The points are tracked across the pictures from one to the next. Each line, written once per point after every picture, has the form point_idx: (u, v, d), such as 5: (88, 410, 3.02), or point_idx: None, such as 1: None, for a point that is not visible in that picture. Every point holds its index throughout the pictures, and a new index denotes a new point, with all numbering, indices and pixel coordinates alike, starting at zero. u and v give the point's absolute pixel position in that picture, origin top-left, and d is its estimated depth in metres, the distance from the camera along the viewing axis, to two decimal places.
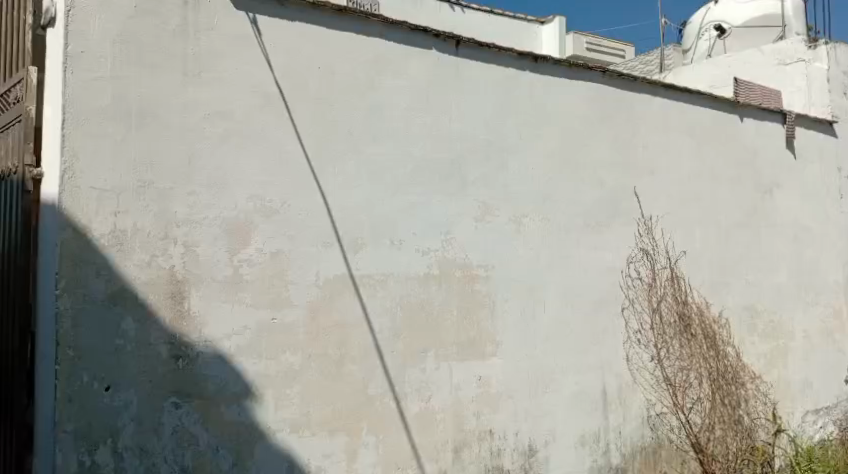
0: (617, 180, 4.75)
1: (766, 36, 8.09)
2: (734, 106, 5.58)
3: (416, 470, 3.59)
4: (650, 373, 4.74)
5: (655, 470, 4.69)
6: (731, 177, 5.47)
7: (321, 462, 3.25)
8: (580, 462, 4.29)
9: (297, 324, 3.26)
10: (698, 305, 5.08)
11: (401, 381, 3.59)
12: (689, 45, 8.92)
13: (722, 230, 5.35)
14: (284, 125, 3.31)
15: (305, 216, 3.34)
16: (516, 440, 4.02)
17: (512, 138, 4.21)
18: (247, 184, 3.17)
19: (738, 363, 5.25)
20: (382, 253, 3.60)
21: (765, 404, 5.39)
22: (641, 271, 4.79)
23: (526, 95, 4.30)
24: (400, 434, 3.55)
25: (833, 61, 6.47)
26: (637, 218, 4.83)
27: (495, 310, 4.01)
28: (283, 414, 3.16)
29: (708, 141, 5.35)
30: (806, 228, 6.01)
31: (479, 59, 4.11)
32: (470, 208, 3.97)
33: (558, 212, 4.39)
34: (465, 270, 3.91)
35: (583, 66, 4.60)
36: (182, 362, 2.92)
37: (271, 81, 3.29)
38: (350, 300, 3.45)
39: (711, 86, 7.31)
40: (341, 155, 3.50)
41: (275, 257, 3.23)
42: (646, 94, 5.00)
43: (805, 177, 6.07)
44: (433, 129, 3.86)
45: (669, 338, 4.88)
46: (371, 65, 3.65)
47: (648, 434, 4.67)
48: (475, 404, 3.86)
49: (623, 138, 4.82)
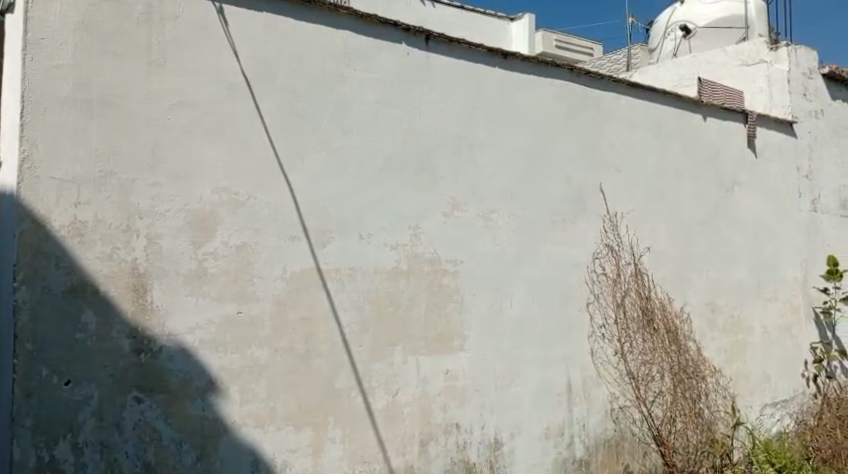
0: (584, 176, 4.81)
1: (730, 37, 8.26)
2: (699, 105, 5.69)
3: (382, 463, 3.59)
4: (613, 367, 4.83)
5: (617, 463, 4.79)
6: (695, 175, 5.59)
7: (287, 456, 3.24)
8: (545, 455, 4.35)
9: (263, 317, 3.23)
10: (661, 301, 5.17)
11: (368, 375, 3.58)
12: (655, 45, 9.07)
13: (685, 227, 5.46)
14: (251, 117, 3.28)
15: (272, 210, 3.31)
16: (483, 433, 4.05)
17: (480, 133, 4.23)
18: (212, 176, 3.13)
19: (699, 357, 5.35)
20: (350, 246, 3.59)
21: (724, 397, 5.53)
22: (606, 266, 4.86)
23: (494, 91, 4.33)
24: (367, 429, 3.55)
25: (794, 62, 6.66)
26: (602, 214, 4.90)
27: (463, 304, 4.03)
28: (248, 408, 3.14)
29: (673, 140, 5.46)
30: (766, 226, 6.17)
31: (448, 54, 4.12)
32: (438, 202, 3.98)
33: (526, 208, 4.43)
34: (433, 265, 3.92)
35: (552, 63, 4.65)
36: (144, 356, 2.88)
37: (238, 72, 3.26)
38: (317, 293, 3.43)
39: (675, 86, 7.50)
40: (310, 148, 3.48)
41: (241, 250, 3.20)
42: (613, 92, 5.07)
43: (766, 176, 6.22)
44: (403, 123, 3.86)
45: (632, 333, 4.96)
46: (341, 58, 3.63)
47: (610, 427, 4.77)
48: (442, 398, 3.88)
49: (591, 136, 4.88)
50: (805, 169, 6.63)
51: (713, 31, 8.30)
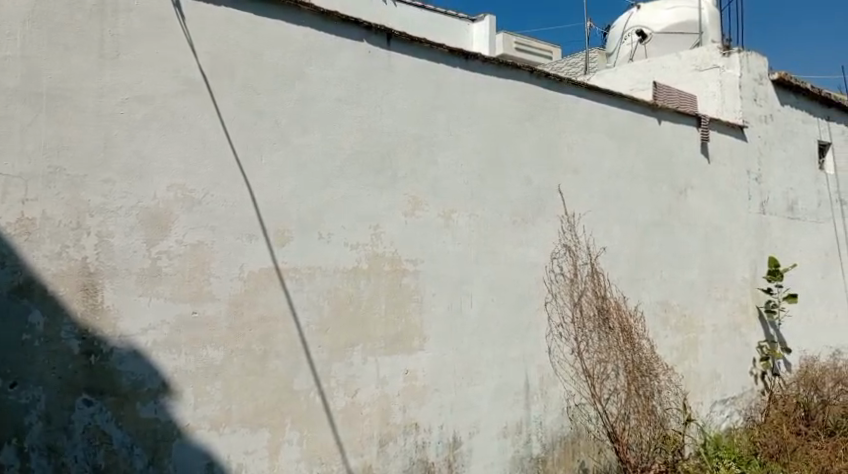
0: (542, 178, 4.88)
1: (684, 43, 8.47)
2: (654, 109, 5.82)
3: (341, 465, 3.57)
4: (570, 365, 4.91)
5: (573, 460, 4.88)
6: (649, 178, 5.72)
7: (243, 459, 3.19)
8: (503, 453, 4.39)
9: (219, 317, 3.17)
10: (616, 300, 5.27)
11: (327, 375, 3.56)
12: (612, 49, 9.25)
13: (640, 228, 5.59)
14: (208, 113, 3.21)
15: (229, 208, 3.26)
16: (442, 432, 4.07)
17: (441, 133, 4.24)
18: (167, 173, 3.06)
19: (653, 355, 5.46)
20: (310, 246, 3.56)
21: (677, 394, 5.68)
22: (563, 266, 4.94)
23: (455, 91, 4.34)
24: (325, 431, 3.52)
25: (745, 67, 6.90)
26: (560, 215, 4.97)
27: (423, 304, 4.04)
28: (203, 411, 3.08)
29: (629, 143, 5.57)
30: (718, 227, 6.36)
31: (410, 53, 4.12)
32: (399, 202, 3.98)
33: (487, 208, 4.47)
34: (393, 264, 3.91)
35: (512, 65, 4.69)
36: (94, 358, 2.80)
37: (195, 67, 3.19)
38: (275, 293, 3.39)
39: (631, 89, 7.72)
40: (269, 146, 3.43)
41: (197, 249, 3.13)
42: (572, 94, 5.15)
43: (717, 179, 6.41)
44: (363, 122, 3.84)
45: (588, 332, 5.05)
46: (300, 55, 3.59)
47: (567, 424, 4.85)
48: (401, 398, 3.88)
49: (549, 137, 4.95)
50: (755, 172, 6.85)
51: (668, 36, 8.51)
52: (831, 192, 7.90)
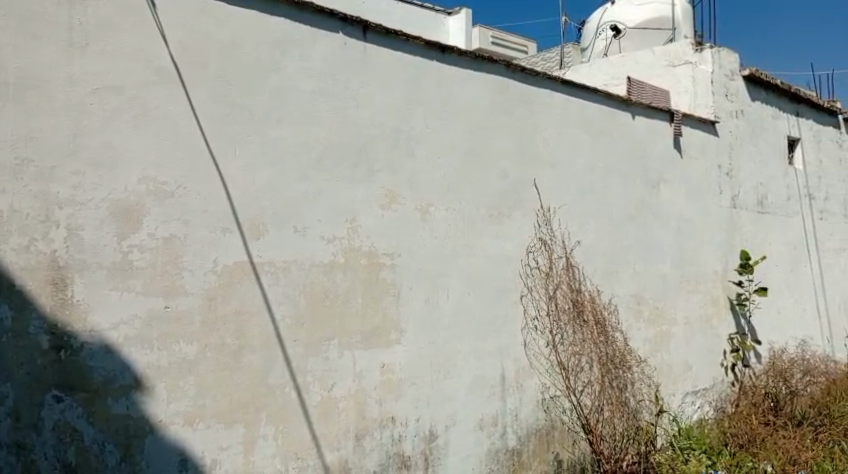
0: (518, 172, 4.90)
1: (658, 39, 8.57)
2: (628, 104, 5.88)
3: (316, 459, 3.56)
4: (545, 357, 4.96)
5: (547, 451, 4.92)
6: (623, 172, 5.78)
7: (216, 455, 3.16)
8: (478, 446, 4.42)
9: (192, 312, 3.13)
10: (590, 293, 5.33)
11: (302, 370, 3.53)
12: (587, 44, 9.33)
13: (614, 221, 5.65)
14: (181, 104, 3.16)
15: (202, 201, 3.21)
16: (418, 425, 4.08)
17: (417, 127, 4.22)
18: (139, 165, 3.00)
19: (626, 348, 5.54)
20: (285, 239, 3.52)
21: (649, 386, 5.78)
22: (539, 260, 4.97)
23: (431, 84, 4.33)
24: (301, 425, 3.50)
25: (717, 63, 7.00)
26: (536, 208, 5.00)
27: (399, 297, 4.03)
28: (175, 406, 3.04)
29: (603, 137, 5.62)
30: (690, 222, 6.45)
31: (386, 46, 4.09)
32: (375, 195, 3.95)
33: (463, 202, 4.47)
34: (369, 258, 3.90)
35: (488, 58, 4.69)
36: (64, 353, 2.75)
37: (167, 57, 3.13)
38: (249, 287, 3.35)
39: (605, 84, 7.82)
40: (243, 139, 3.38)
41: (169, 243, 3.08)
42: (547, 89, 5.17)
43: (690, 173, 6.51)
44: (339, 114, 3.81)
45: (563, 324, 5.08)
46: (276, 46, 3.54)
47: (542, 416, 4.90)
48: (377, 392, 3.87)
49: (525, 131, 4.97)
50: (726, 167, 6.96)
51: (642, 31, 8.60)
52: (800, 187, 8.06)
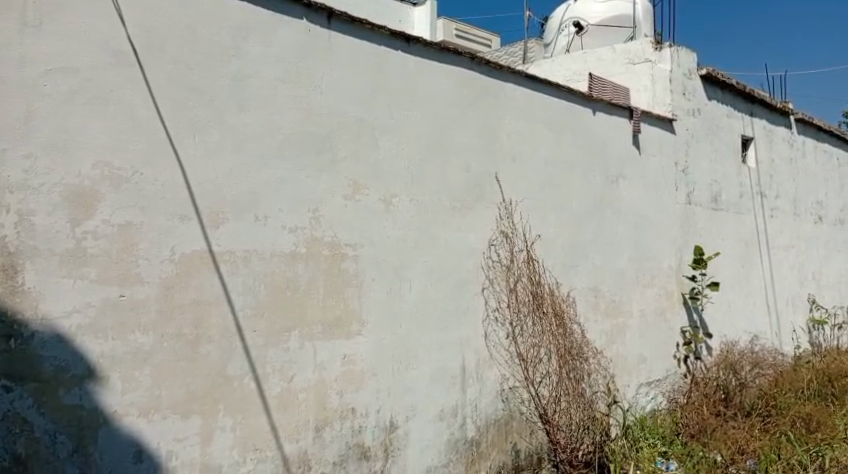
0: (481, 165, 4.93)
1: (619, 37, 8.71)
2: (589, 100, 5.97)
3: (275, 451, 3.53)
4: (505, 349, 5.02)
5: (506, 441, 4.99)
6: (584, 167, 5.88)
7: (173, 447, 3.10)
8: (438, 436, 4.45)
9: (148, 301, 3.05)
10: (550, 286, 5.41)
11: (262, 361, 3.49)
12: (550, 40, 9.44)
13: (574, 215, 5.74)
14: (138, 88, 3.07)
15: (160, 188, 3.13)
16: (379, 416, 4.08)
17: (382, 117, 4.20)
18: (94, 149, 2.91)
19: (583, 340, 5.65)
20: (245, 228, 3.46)
21: (604, 377, 5.92)
22: (500, 253, 5.03)
23: (396, 75, 4.31)
24: (260, 417, 3.46)
25: (676, 62, 7.17)
26: (498, 202, 5.04)
27: (362, 288, 4.02)
28: (130, 397, 2.97)
29: (565, 133, 5.70)
30: (647, 217, 6.61)
31: (350, 35, 4.05)
32: (339, 185, 3.92)
33: (427, 194, 4.48)
34: (332, 249, 3.87)
35: (453, 50, 4.70)
36: (14, 342, 2.66)
37: (124, 39, 3.04)
38: (208, 277, 3.29)
39: (567, 80, 7.92)
40: (203, 125, 3.31)
41: (125, 230, 3.00)
42: (511, 82, 5.21)
43: (648, 170, 6.66)
44: (303, 102, 3.76)
45: (523, 316, 5.16)
46: (238, 31, 3.47)
47: (501, 407, 4.96)
48: (338, 383, 3.86)
49: (489, 124, 5.00)
50: (682, 165, 7.14)
51: (603, 29, 8.74)
52: (752, 185, 8.33)
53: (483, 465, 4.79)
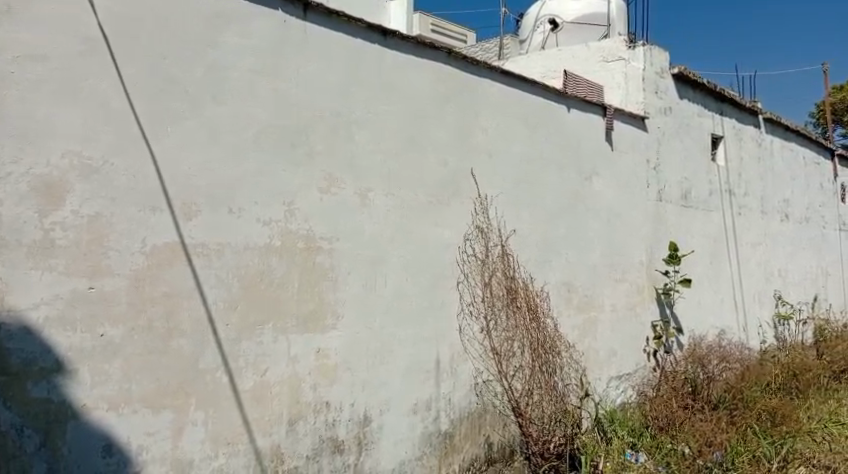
0: (457, 159, 4.94)
1: (593, 34, 8.80)
2: (563, 97, 6.03)
3: (247, 445, 3.50)
4: (478, 343, 5.05)
5: (479, 434, 5.03)
6: (558, 163, 5.93)
7: (143, 441, 3.06)
8: (412, 430, 4.46)
9: (118, 294, 3.00)
10: (524, 281, 5.45)
11: (235, 354, 3.46)
12: (525, 36, 9.48)
13: (548, 211, 5.79)
14: (109, 76, 3.01)
15: (131, 178, 3.07)
16: (352, 410, 4.07)
17: (358, 111, 4.19)
18: (63, 139, 2.85)
19: (556, 334, 5.70)
20: (218, 220, 3.42)
21: (576, 370, 6.00)
22: (475, 247, 5.05)
23: (373, 68, 4.29)
24: (232, 412, 3.43)
25: (648, 61, 7.27)
26: (473, 197, 5.06)
27: (337, 283, 4.01)
28: (100, 391, 2.92)
29: (540, 129, 5.75)
30: (619, 214, 6.70)
31: (327, 27, 4.02)
32: (314, 179, 3.90)
33: (403, 188, 4.48)
34: (306, 242, 3.85)
35: (430, 44, 4.70)
36: None
37: (95, 27, 2.98)
38: (180, 270, 3.24)
39: (543, 77, 7.99)
40: (176, 115, 3.25)
41: (95, 221, 2.94)
42: (487, 78, 5.23)
43: (620, 167, 6.75)
44: (278, 94, 3.72)
45: (497, 310, 5.20)
46: (213, 21, 3.42)
47: (474, 400, 4.99)
48: (311, 377, 3.84)
49: (465, 119, 5.01)
50: (654, 162, 7.25)
51: (578, 27, 8.82)
52: (721, 183, 8.51)
53: (456, 459, 4.82)
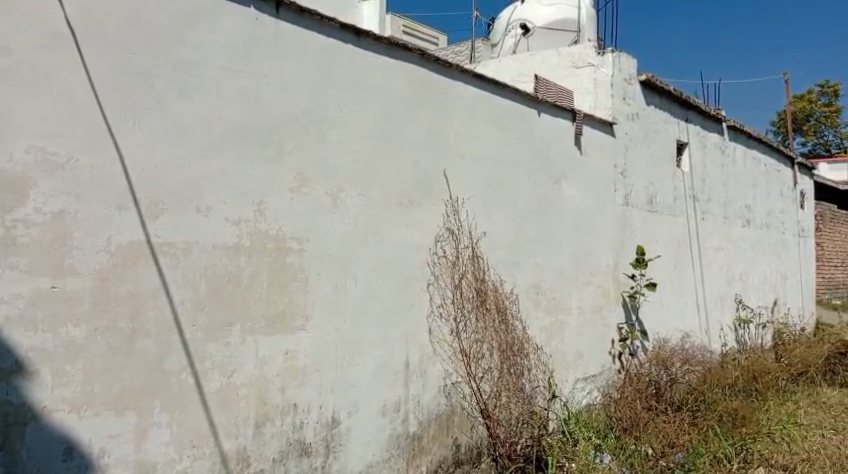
0: (429, 161, 4.95)
1: (563, 40, 8.91)
2: (535, 101, 6.09)
3: (212, 448, 3.45)
4: (448, 344, 5.07)
5: (447, 436, 5.04)
6: (529, 166, 5.99)
7: (105, 444, 2.99)
8: (380, 432, 4.45)
9: (82, 293, 2.93)
10: (493, 283, 5.49)
11: (201, 356, 3.41)
12: (497, 40, 9.57)
13: (518, 214, 5.85)
14: (75, 70, 2.94)
15: (97, 175, 3.00)
16: (320, 412, 4.04)
17: (331, 110, 4.16)
18: (26, 133, 2.77)
19: (524, 337, 5.76)
20: (185, 220, 3.35)
21: (544, 372, 6.05)
22: (446, 249, 5.06)
23: (345, 67, 4.27)
24: (198, 414, 3.38)
25: (616, 67, 7.39)
26: (444, 199, 5.07)
27: (306, 284, 3.97)
28: (61, 393, 2.85)
29: (511, 132, 5.79)
30: (586, 218, 6.79)
31: (299, 25, 3.99)
32: (285, 178, 3.86)
33: (374, 189, 4.46)
34: (276, 243, 3.80)
35: (403, 46, 4.70)
36: None
37: (61, 20, 2.91)
38: (146, 269, 3.18)
39: (514, 81, 8.08)
40: (144, 111, 3.19)
41: (58, 218, 2.87)
42: (459, 81, 5.25)
43: (589, 171, 6.85)
44: (249, 92, 3.68)
45: (467, 312, 5.22)
46: (183, 17, 3.37)
47: (443, 402, 5.01)
48: (279, 379, 3.80)
49: (437, 121, 5.03)
50: (621, 167, 7.38)
51: (549, 32, 8.92)
52: (686, 189, 8.71)
53: (424, 460, 4.82)
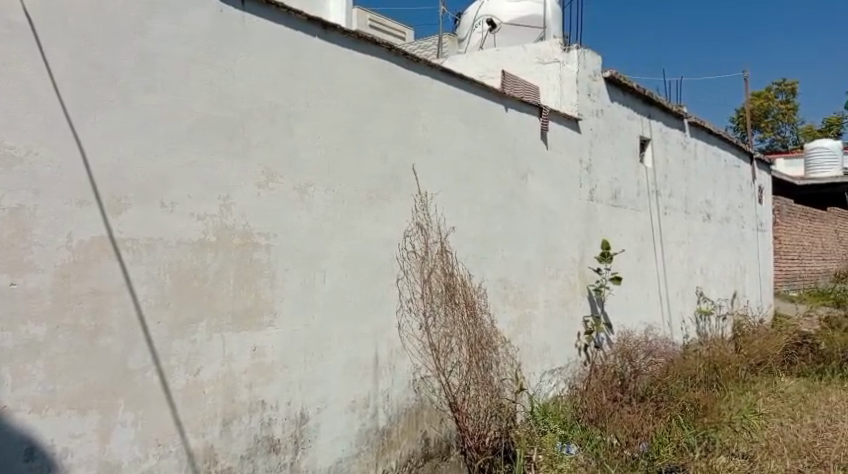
0: (398, 156, 4.95)
1: (530, 36, 8.99)
2: (502, 97, 6.13)
3: (179, 446, 3.40)
4: (417, 339, 5.09)
5: (416, 430, 5.06)
6: (496, 162, 6.04)
7: (68, 443, 2.92)
8: (349, 427, 4.45)
9: (42, 290, 2.85)
10: (462, 277, 5.53)
11: (167, 353, 3.35)
12: (464, 35, 9.58)
13: (486, 208, 5.89)
14: (33, 61, 2.85)
15: (57, 169, 2.92)
16: (289, 409, 4.02)
17: (298, 104, 4.12)
18: None
19: (492, 330, 5.82)
20: (148, 215, 3.29)
21: (512, 365, 6.13)
22: (415, 244, 5.08)
23: (313, 61, 4.23)
24: (163, 412, 3.32)
25: (582, 63, 7.48)
26: (414, 194, 5.08)
27: (274, 279, 3.93)
28: (22, 392, 2.77)
29: (479, 128, 5.83)
30: (553, 212, 6.88)
31: (266, 18, 3.93)
32: (252, 173, 3.81)
33: (342, 184, 4.44)
34: (243, 238, 3.76)
35: (371, 40, 4.68)
36: None
37: (18, 9, 2.81)
38: (108, 265, 3.11)
39: (480, 76, 8.11)
40: (105, 104, 3.11)
41: (17, 213, 2.78)
42: (427, 76, 5.26)
43: (555, 166, 6.93)
44: (214, 85, 3.62)
45: (436, 307, 5.25)
46: (146, 7, 3.29)
47: (412, 396, 5.03)
48: (247, 375, 3.76)
49: (405, 116, 5.03)
50: (586, 163, 7.49)
51: (515, 27, 8.99)
52: (649, 184, 8.89)
53: (393, 454, 4.83)
